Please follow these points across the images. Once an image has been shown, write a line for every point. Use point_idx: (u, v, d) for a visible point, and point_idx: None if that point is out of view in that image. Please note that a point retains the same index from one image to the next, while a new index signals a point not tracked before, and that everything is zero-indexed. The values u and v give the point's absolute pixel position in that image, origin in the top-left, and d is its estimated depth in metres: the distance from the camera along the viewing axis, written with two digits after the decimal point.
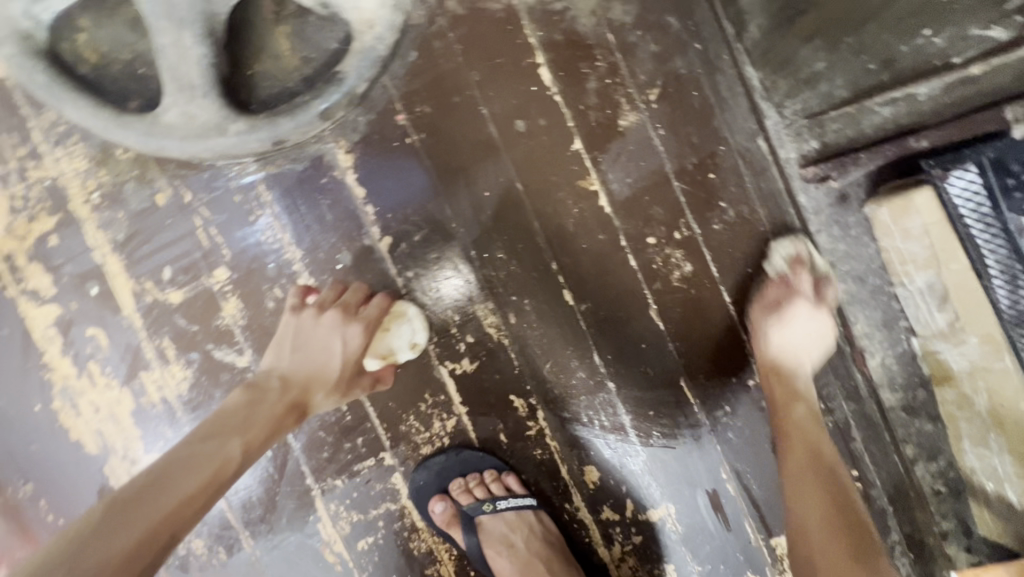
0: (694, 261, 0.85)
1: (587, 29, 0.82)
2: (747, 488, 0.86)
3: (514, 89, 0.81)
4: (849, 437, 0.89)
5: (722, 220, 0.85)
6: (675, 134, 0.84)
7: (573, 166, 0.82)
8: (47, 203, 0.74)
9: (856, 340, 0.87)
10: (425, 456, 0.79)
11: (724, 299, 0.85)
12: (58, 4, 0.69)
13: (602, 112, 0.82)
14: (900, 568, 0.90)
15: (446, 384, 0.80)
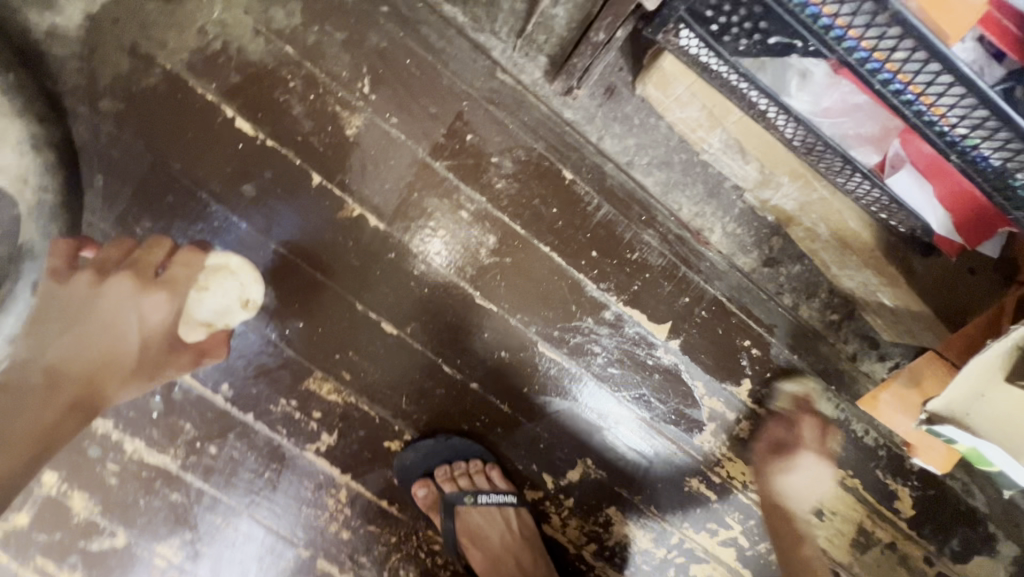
0: (495, 230, 0.79)
1: (260, 54, 0.73)
2: (648, 408, 0.86)
3: (221, 157, 0.73)
4: (728, 315, 0.85)
5: (503, 175, 0.78)
6: (410, 114, 0.76)
7: (324, 201, 0.75)
8: None
9: (691, 223, 0.82)
10: (335, 533, 0.80)
11: (543, 250, 0.81)
12: None
13: (323, 131, 0.74)
14: (829, 404, 0.90)
15: (318, 464, 0.79)
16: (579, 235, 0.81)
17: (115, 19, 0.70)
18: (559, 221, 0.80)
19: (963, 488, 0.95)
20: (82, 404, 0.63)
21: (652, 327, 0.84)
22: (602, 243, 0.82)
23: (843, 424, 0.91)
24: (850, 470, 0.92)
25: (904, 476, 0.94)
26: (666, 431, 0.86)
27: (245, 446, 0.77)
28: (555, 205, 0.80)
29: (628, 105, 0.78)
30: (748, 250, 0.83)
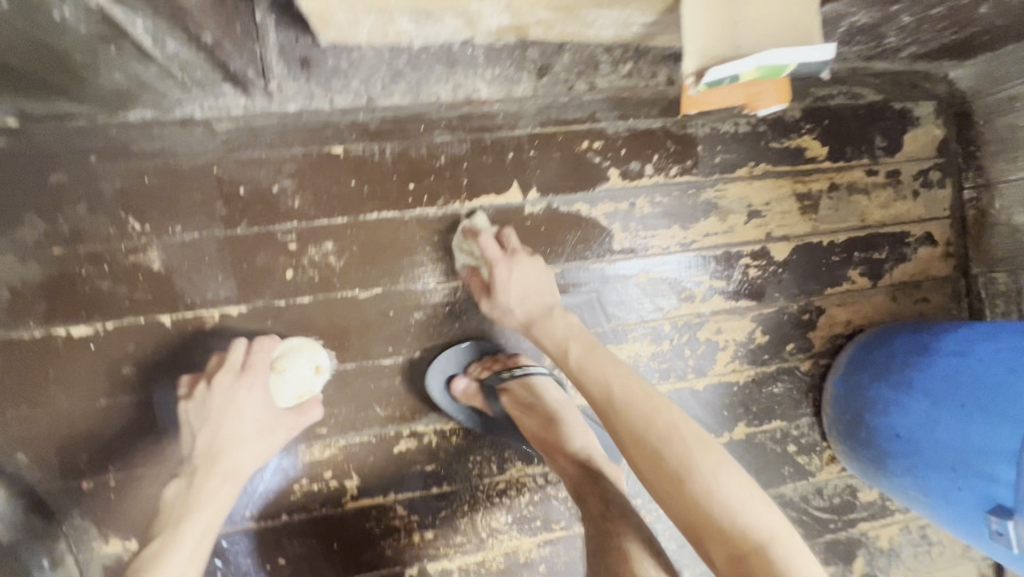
0: (326, 235, 0.83)
1: (43, 273, 0.77)
2: (557, 255, 0.90)
3: (87, 366, 0.78)
4: (550, 137, 0.89)
5: (292, 193, 0.82)
6: (185, 215, 0.80)
7: (188, 330, 0.80)
8: None
9: (458, 100, 0.86)
10: (423, 538, 0.87)
11: (375, 218, 0.85)
12: None
13: (138, 283, 0.79)
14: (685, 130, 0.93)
15: (364, 503, 0.85)
16: (389, 183, 0.85)
17: None
18: (366, 187, 0.84)
19: (843, 99, 0.99)
20: (229, 473, 0.71)
21: (507, 198, 0.88)
22: (411, 173, 0.85)
23: (712, 136, 0.95)
24: (750, 162, 0.96)
25: (794, 130, 0.97)
26: (588, 260, 0.92)
27: (303, 538, 0.84)
28: (351, 180, 0.84)
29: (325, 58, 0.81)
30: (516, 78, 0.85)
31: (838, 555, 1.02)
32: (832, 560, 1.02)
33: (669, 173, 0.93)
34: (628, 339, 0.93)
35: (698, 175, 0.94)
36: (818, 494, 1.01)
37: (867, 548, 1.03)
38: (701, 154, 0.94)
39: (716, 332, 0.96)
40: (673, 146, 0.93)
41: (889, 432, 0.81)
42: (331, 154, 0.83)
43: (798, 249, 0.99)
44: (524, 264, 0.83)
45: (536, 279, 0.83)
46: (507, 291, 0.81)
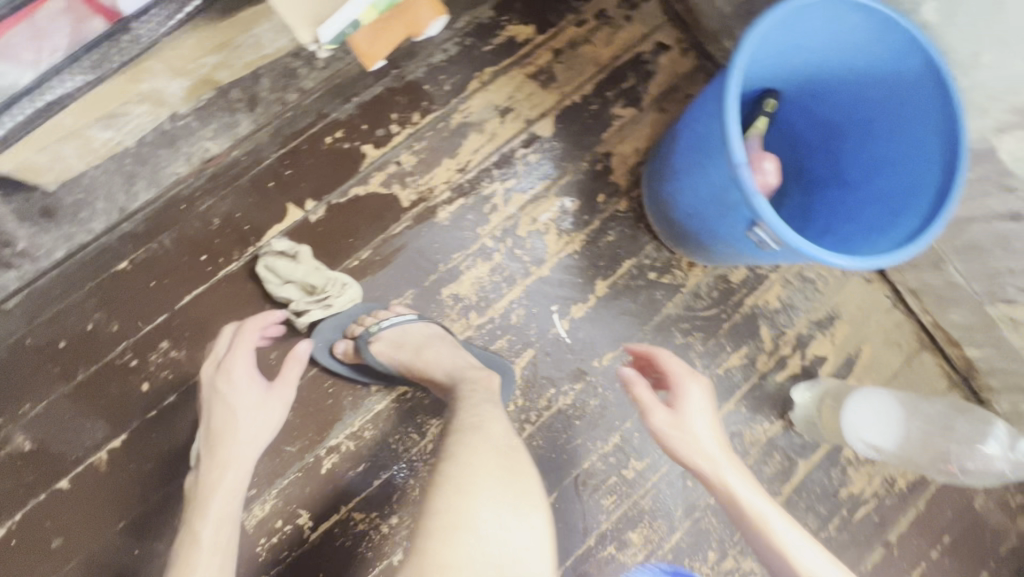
0: (155, 336, 0.90)
1: None
2: (363, 238, 0.99)
3: (19, 558, 0.84)
4: (296, 150, 0.98)
5: (105, 320, 0.89)
6: (26, 389, 0.86)
7: (86, 480, 0.86)
8: None
9: (200, 167, 0.93)
10: (391, 526, 0.94)
11: (189, 298, 0.91)
12: None
13: (20, 467, 0.85)
14: (404, 81, 1.02)
15: (323, 528, 0.92)
16: (184, 265, 0.92)
17: None
18: (166, 279, 0.91)
19: None
20: (225, 463, 0.75)
21: (291, 219, 0.96)
22: (198, 246, 0.92)
23: (431, 72, 1.04)
24: (477, 73, 1.05)
25: (497, 27, 1.06)
26: (392, 228, 1.00)
27: None
28: (150, 281, 0.90)
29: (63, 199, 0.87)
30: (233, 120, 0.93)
31: (744, 334, 1.12)
32: (742, 341, 1.12)
33: (413, 122, 1.02)
34: (466, 271, 1.02)
35: (439, 109, 1.03)
36: (698, 297, 1.10)
37: (764, 315, 1.14)
38: (431, 92, 1.03)
39: (533, 222, 1.05)
40: (403, 98, 1.02)
41: (687, 216, 0.90)
42: (119, 270, 0.90)
43: (559, 117, 1.07)
44: (699, 395, 0.80)
45: (712, 417, 0.80)
46: (681, 426, 0.78)
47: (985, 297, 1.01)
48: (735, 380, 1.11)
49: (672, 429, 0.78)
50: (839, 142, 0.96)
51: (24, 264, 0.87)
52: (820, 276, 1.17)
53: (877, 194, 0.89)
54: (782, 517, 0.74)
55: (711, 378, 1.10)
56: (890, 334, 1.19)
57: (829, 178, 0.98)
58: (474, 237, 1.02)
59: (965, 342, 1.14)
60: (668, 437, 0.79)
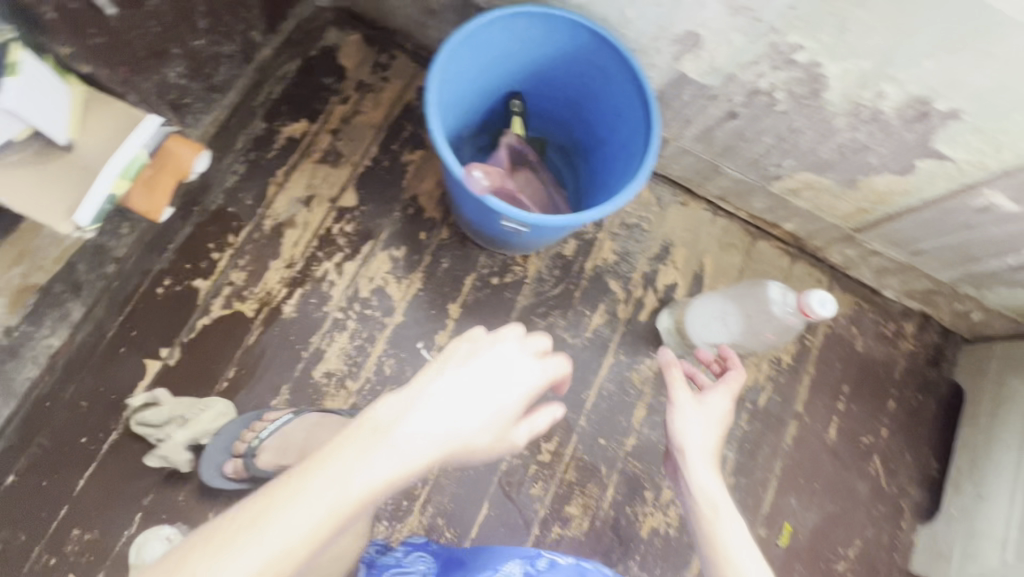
0: (62, 530, 0.95)
1: None
2: (226, 359, 1.07)
3: None
4: (135, 312, 1.06)
5: (9, 536, 0.94)
6: None
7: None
8: None
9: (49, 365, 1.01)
10: None
11: (81, 486, 0.98)
12: None
13: None
14: (210, 211, 1.13)
15: None
16: (67, 455, 0.98)
17: None
18: (54, 477, 0.97)
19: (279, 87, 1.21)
20: (399, 444, 0.51)
21: (152, 374, 1.04)
22: (75, 435, 1.00)
23: (231, 196, 1.14)
24: (271, 179, 1.16)
25: (274, 133, 1.19)
26: (247, 342, 1.08)
27: None
28: (40, 482, 0.97)
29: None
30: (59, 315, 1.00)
31: (597, 294, 1.24)
32: (597, 301, 1.23)
33: (231, 243, 1.12)
34: (329, 349, 1.11)
35: (250, 223, 1.14)
36: (543, 281, 1.22)
37: (607, 271, 1.26)
38: (236, 212, 1.14)
39: (372, 280, 1.15)
40: (214, 227, 1.12)
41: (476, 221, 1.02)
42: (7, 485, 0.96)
43: (359, 184, 1.19)
44: (717, 411, 0.86)
45: (719, 427, 0.86)
46: (690, 434, 0.83)
47: (762, 181, 1.16)
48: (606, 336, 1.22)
49: (693, 439, 0.82)
50: (585, 113, 1.10)
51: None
52: (641, 217, 1.30)
53: (618, 144, 1.03)
54: (738, 521, 0.75)
55: (583, 344, 1.21)
56: (722, 239, 1.32)
57: (593, 143, 1.12)
58: (324, 318, 1.11)
59: (778, 221, 1.28)
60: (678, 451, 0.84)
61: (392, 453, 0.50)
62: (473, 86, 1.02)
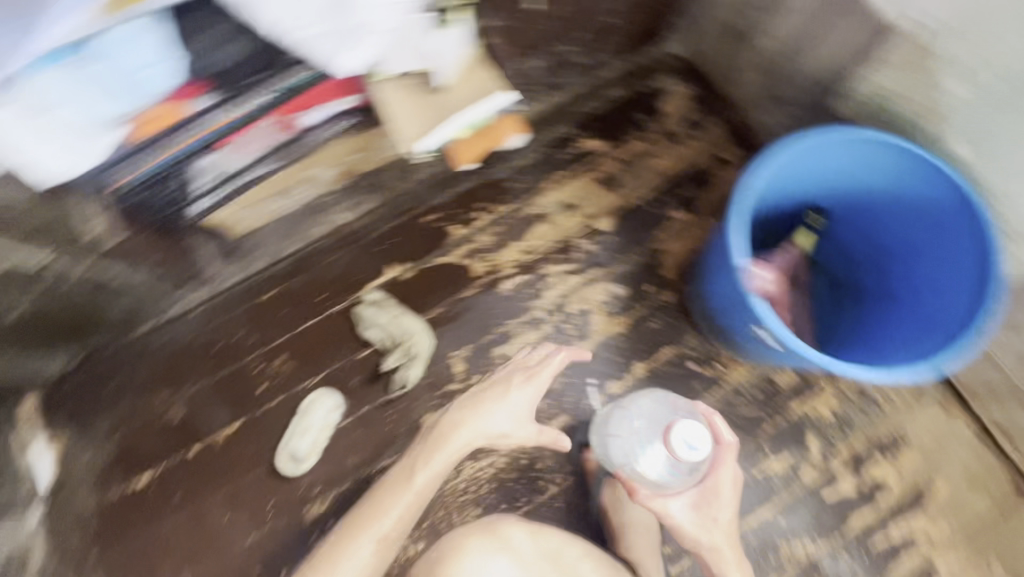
0: (281, 350, 1.16)
1: (110, 459, 1.10)
2: (447, 300, 1.19)
3: (160, 505, 1.09)
4: (413, 225, 1.21)
5: (249, 333, 1.16)
6: (183, 374, 1.14)
7: (185, 446, 1.12)
8: None
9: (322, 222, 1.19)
10: None
11: (307, 326, 1.17)
12: None
13: (172, 435, 1.12)
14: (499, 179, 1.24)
15: None
16: (314, 299, 1.18)
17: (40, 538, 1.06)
18: (279, 308, 1.17)
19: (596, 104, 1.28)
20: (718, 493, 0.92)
21: (379, 273, 1.20)
22: (307, 285, 1.18)
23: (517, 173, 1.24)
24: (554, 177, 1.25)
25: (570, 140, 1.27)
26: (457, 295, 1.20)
27: None
28: (287, 307, 1.17)
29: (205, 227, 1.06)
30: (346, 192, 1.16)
31: (790, 441, 1.10)
32: (787, 449, 1.10)
33: (500, 211, 1.23)
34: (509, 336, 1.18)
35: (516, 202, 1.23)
36: (735, 397, 1.13)
37: (815, 426, 1.11)
38: (510, 185, 1.25)
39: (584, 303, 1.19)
40: (493, 191, 1.23)
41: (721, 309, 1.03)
42: (271, 291, 1.17)
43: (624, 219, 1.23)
44: (681, 519, 0.92)
45: (700, 523, 0.92)
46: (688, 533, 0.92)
47: None
48: (776, 492, 1.08)
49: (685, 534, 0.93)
50: (888, 262, 1.02)
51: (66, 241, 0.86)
52: (881, 401, 1.11)
53: (922, 313, 0.94)
54: None
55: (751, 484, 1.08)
56: (974, 476, 1.07)
57: (878, 294, 1.03)
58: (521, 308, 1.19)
59: None
60: (696, 544, 0.92)
61: (702, 524, 0.92)
62: (788, 187, 0.98)
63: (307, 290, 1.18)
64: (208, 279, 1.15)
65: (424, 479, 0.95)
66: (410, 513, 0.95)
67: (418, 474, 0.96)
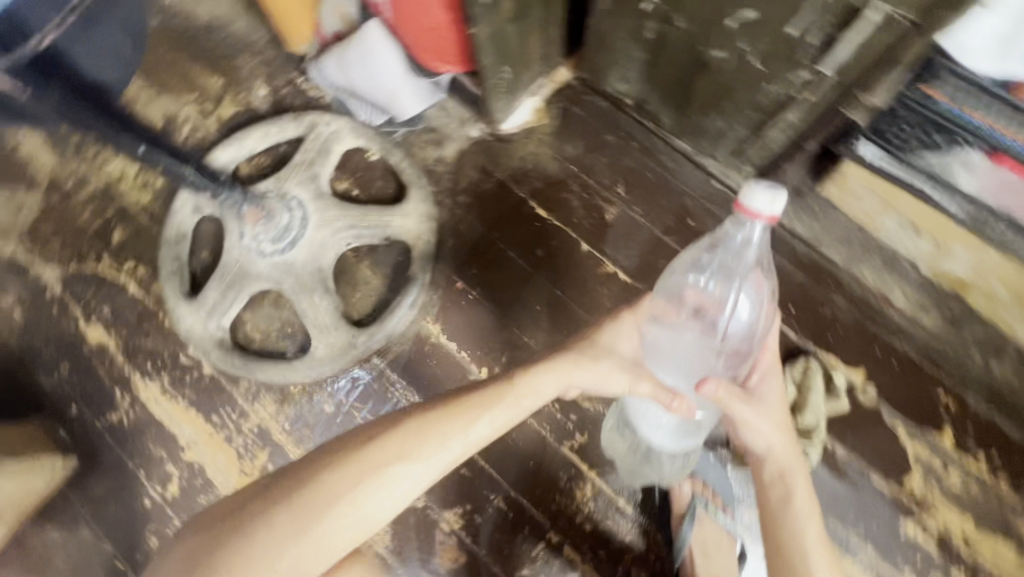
0: (636, 246, 1.24)
1: (529, 148, 1.31)
2: (799, 332, 1.15)
3: (524, 230, 1.26)
4: (820, 247, 1.19)
5: (632, 210, 1.26)
6: (557, 201, 1.27)
7: (470, 236, 1.26)
8: (260, 443, 1.16)
9: (692, 162, 1.26)
10: (583, 522, 1.09)
11: (675, 244, 1.23)
12: (232, 310, 1.18)
13: (549, 205, 1.27)
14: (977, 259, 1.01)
15: (572, 457, 1.11)
16: (699, 234, 1.23)
17: (444, 148, 1.31)
18: (610, 198, 1.27)
19: None
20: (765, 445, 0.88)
21: (703, 236, 1.23)
22: (645, 201, 1.26)
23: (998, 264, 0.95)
24: None
25: None
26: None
27: (523, 441, 1.12)
28: (674, 218, 1.25)
29: (614, 106, 1.31)
30: (745, 168, 1.20)
31: None
32: None
33: (908, 293, 1.14)
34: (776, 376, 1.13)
35: (930, 298, 1.14)
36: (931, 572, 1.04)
37: None
38: (874, 243, 1.17)
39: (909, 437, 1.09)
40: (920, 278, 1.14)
41: None
42: (684, 202, 1.25)
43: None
44: (746, 421, 0.87)
45: (764, 419, 0.88)
46: (745, 429, 0.88)
47: None
48: None
49: (752, 434, 0.88)
50: None
51: (603, 32, 1.11)
52: None
53: None
54: None
55: None
56: None
57: None
58: (806, 361, 1.12)
59: None
60: (762, 451, 0.88)
61: (799, 476, 0.87)
62: None
63: (694, 225, 1.23)
64: (664, 86, 1.13)
65: (552, 380, 0.88)
66: (538, 395, 0.87)
67: (570, 355, 0.90)
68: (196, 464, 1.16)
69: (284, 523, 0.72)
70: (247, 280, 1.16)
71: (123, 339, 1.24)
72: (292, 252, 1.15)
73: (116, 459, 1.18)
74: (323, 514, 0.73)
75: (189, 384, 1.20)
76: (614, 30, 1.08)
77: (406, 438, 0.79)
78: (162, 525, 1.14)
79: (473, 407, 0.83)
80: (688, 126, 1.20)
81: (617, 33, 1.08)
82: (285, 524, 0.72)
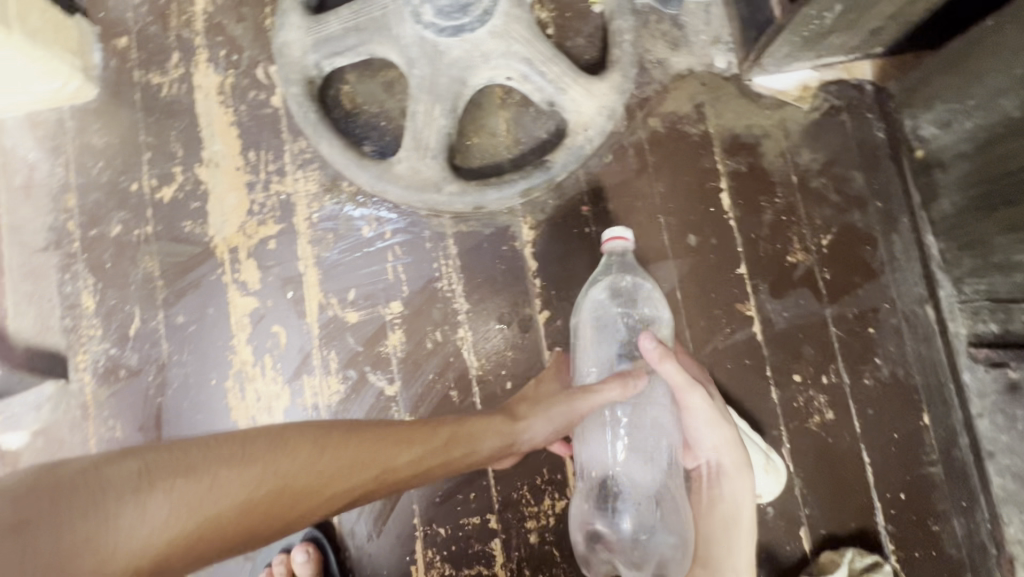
0: (793, 310, 0.96)
1: (763, 124, 0.99)
2: (895, 523, 0.92)
3: (693, 207, 0.98)
4: (981, 465, 0.91)
5: (821, 271, 0.96)
6: (749, 201, 0.98)
7: (631, 168, 0.98)
8: (277, 213, 0.96)
9: (924, 270, 0.95)
10: (526, 528, 0.90)
11: (834, 340, 0.95)
12: (341, 61, 0.93)
13: (738, 200, 0.98)
14: None
15: (565, 464, 0.91)
16: (867, 349, 0.95)
17: (675, 57, 1.00)
18: (807, 240, 0.97)
19: None
20: (712, 463, 0.74)
21: (870, 353, 0.95)
22: (842, 271, 0.96)
23: None
24: None
25: None
26: (864, 463, 0.93)
27: None
28: (854, 312, 0.96)
29: (891, 146, 0.98)
30: (984, 322, 0.91)
31: None
32: None
33: None
34: (831, 548, 0.91)
35: None
36: None
37: None
38: None
39: None
40: None
41: None
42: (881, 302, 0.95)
43: None
44: (700, 410, 0.73)
45: (719, 417, 0.74)
46: (701, 436, 0.74)
47: None
48: None
49: (704, 449, 0.74)
50: None
51: (998, 46, 0.75)
52: None
53: None
54: None
55: None
56: None
57: None
58: (876, 560, 0.89)
59: None
60: (716, 460, 0.74)
61: (730, 488, 0.73)
62: None
63: (869, 336, 0.95)
64: (992, 167, 0.81)
65: (492, 441, 0.70)
66: (476, 453, 0.69)
67: (506, 419, 0.73)
68: (204, 188, 0.97)
69: (201, 496, 0.47)
70: (380, 35, 0.89)
71: (217, 7, 1.01)
72: (448, 40, 0.87)
73: (132, 123, 0.98)
74: (250, 509, 0.50)
75: (250, 102, 0.99)
76: (1012, 57, 0.74)
77: (338, 447, 0.58)
78: (134, 219, 0.96)
79: (417, 441, 0.64)
80: (968, 230, 0.88)
81: (1013, 61, 0.74)
82: (211, 492, 0.48)
